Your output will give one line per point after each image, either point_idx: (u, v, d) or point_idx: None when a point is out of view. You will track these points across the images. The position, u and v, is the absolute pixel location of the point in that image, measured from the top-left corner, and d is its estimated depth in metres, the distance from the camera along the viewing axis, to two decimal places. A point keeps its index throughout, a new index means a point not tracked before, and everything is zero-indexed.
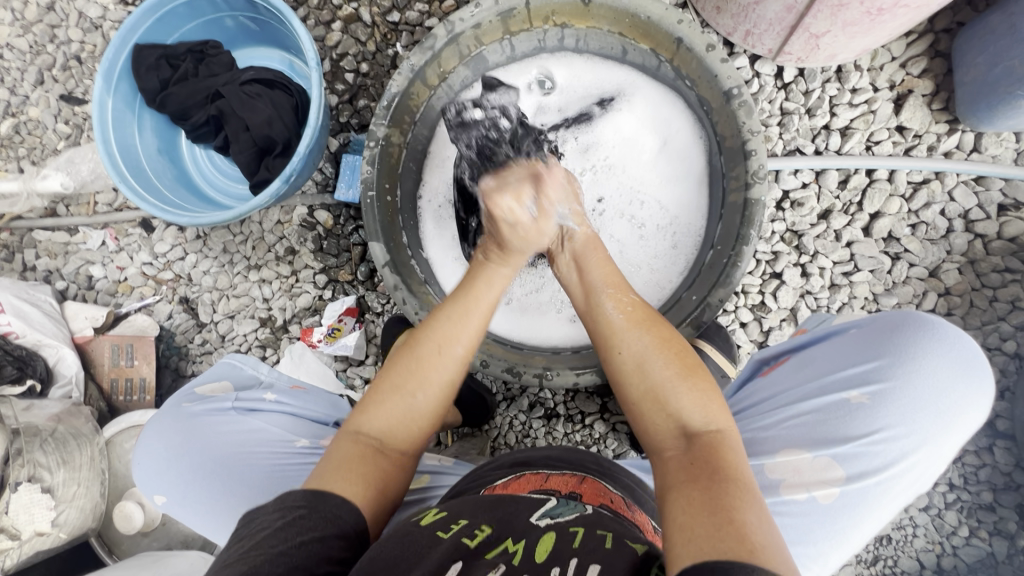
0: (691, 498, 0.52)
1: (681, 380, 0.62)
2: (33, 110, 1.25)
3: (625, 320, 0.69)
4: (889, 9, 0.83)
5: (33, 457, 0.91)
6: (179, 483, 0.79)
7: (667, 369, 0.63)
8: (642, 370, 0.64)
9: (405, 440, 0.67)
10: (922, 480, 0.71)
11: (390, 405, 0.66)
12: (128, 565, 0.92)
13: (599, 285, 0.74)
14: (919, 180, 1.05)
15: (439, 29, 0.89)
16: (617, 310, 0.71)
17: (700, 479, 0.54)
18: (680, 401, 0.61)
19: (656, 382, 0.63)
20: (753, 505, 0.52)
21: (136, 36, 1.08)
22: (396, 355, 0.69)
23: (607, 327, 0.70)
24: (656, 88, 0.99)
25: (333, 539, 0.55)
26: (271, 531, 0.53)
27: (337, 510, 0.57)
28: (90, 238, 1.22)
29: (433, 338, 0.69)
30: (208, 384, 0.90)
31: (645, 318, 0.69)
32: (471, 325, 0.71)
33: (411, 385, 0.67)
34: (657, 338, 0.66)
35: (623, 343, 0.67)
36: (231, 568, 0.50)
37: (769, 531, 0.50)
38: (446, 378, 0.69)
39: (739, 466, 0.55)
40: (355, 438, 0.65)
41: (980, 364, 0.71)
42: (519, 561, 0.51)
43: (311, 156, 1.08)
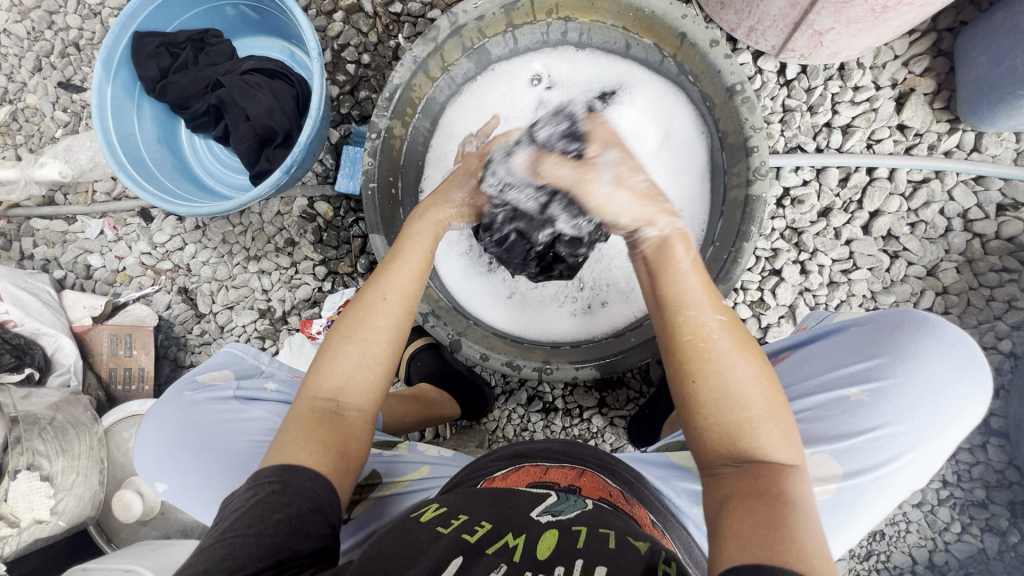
0: (752, 512, 0.51)
1: (769, 411, 0.57)
2: (31, 98, 1.24)
3: (723, 339, 0.60)
4: (894, 7, 0.83)
5: (32, 445, 0.91)
6: (180, 471, 0.79)
7: (759, 395, 0.57)
8: (731, 394, 0.57)
9: (363, 399, 0.66)
10: (919, 477, 0.72)
11: (341, 357, 0.66)
12: (127, 554, 0.92)
13: (692, 289, 0.64)
14: (919, 178, 1.05)
15: (442, 21, 0.88)
16: (709, 322, 0.61)
17: (762, 497, 0.52)
18: (766, 436, 0.56)
19: (741, 411, 0.56)
20: (812, 529, 0.51)
21: (135, 24, 1.07)
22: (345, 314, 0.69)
23: (693, 338, 0.61)
24: (658, 83, 0.98)
25: (309, 514, 0.56)
26: (245, 511, 0.54)
27: (310, 484, 0.57)
28: (88, 227, 1.22)
29: (379, 284, 0.70)
30: (209, 372, 0.89)
31: (740, 334, 0.61)
32: (406, 272, 0.71)
33: (359, 334, 0.66)
34: (756, 363, 0.59)
35: (715, 359, 0.59)
36: (213, 555, 0.51)
37: (825, 552, 0.49)
38: (394, 325, 0.68)
39: (809, 504, 0.53)
40: (312, 400, 0.64)
41: (979, 364, 0.71)
42: (520, 558, 0.52)
43: (312, 147, 1.07)
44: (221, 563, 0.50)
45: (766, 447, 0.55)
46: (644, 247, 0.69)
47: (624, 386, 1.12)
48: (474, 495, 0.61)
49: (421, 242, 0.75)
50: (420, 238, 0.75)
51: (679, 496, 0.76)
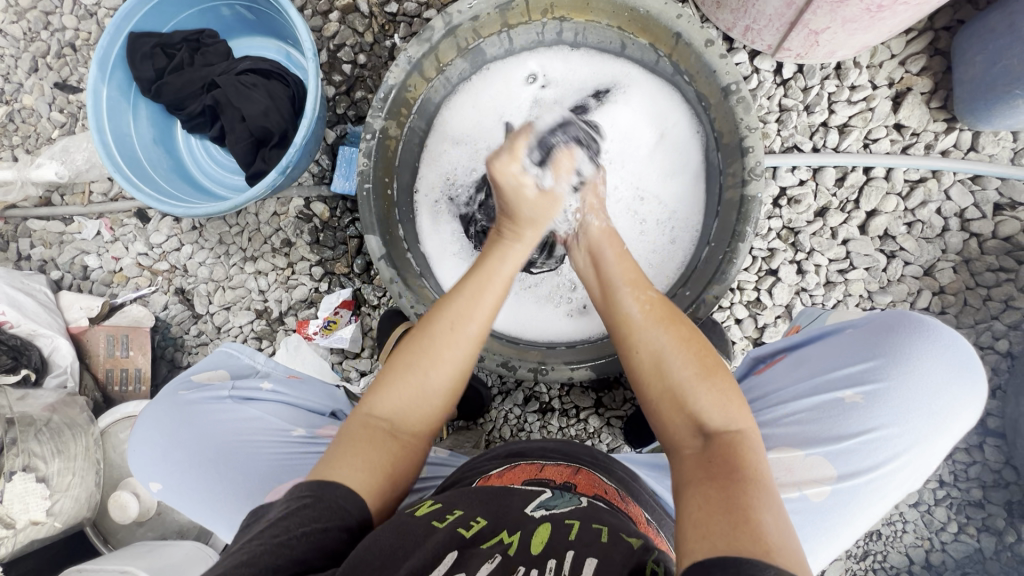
0: (708, 496, 0.52)
1: (701, 377, 0.62)
2: (27, 99, 1.24)
3: (647, 317, 0.69)
4: (890, 6, 0.82)
5: (28, 446, 0.91)
6: (175, 471, 0.79)
7: (688, 368, 0.62)
8: (662, 368, 0.64)
9: (416, 425, 0.66)
10: (914, 480, 0.72)
11: (400, 385, 0.66)
12: (123, 555, 0.92)
13: (619, 281, 0.74)
14: (916, 178, 1.05)
15: (437, 21, 0.88)
16: (636, 308, 0.70)
17: (716, 475, 0.54)
18: (700, 402, 0.60)
19: (676, 382, 0.62)
20: (770, 504, 0.51)
21: (131, 25, 1.07)
22: (406, 344, 0.69)
23: (624, 324, 0.70)
24: (653, 81, 0.98)
25: (336, 530, 0.55)
26: (273, 523, 0.53)
27: (341, 500, 0.57)
28: (85, 228, 1.22)
29: (444, 316, 0.68)
30: (203, 372, 0.90)
31: (665, 314, 0.69)
32: (486, 304, 0.70)
33: (422, 364, 0.66)
34: (684, 335, 0.66)
35: (641, 340, 0.67)
36: (230, 560, 0.49)
37: (787, 535, 0.49)
38: (462, 359, 0.68)
39: (760, 469, 0.54)
40: (363, 418, 0.65)
41: (974, 367, 0.71)
42: (516, 552, 0.51)
43: (308, 147, 1.07)
44: (238, 570, 0.48)
45: (715, 419, 0.59)
46: (588, 238, 0.80)
47: (621, 386, 1.12)
48: (470, 492, 0.61)
49: (504, 270, 0.73)
50: (502, 266, 0.74)
51: (672, 496, 0.76)
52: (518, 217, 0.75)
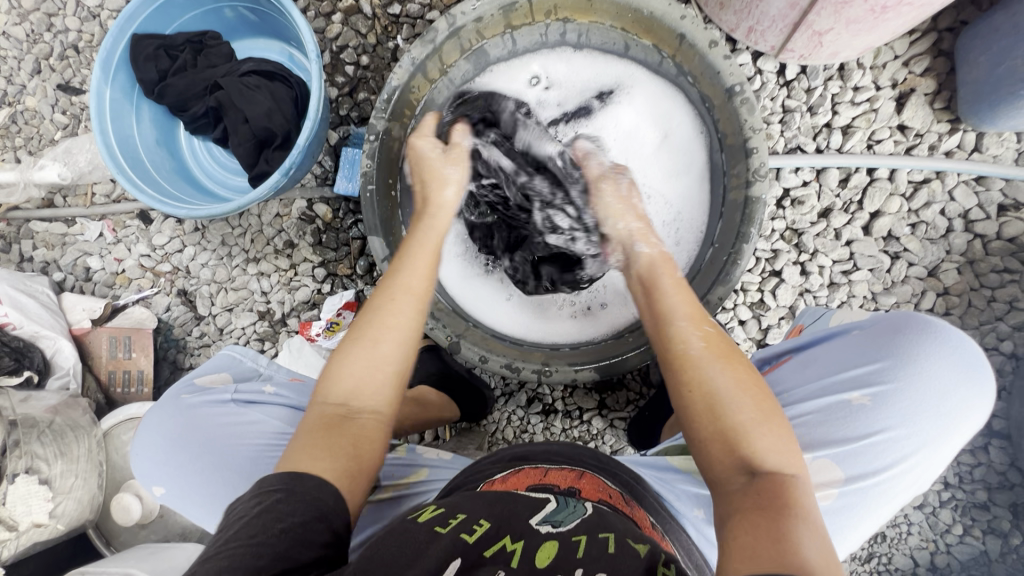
0: (756, 526, 0.50)
1: (759, 417, 0.57)
2: (31, 100, 1.25)
3: (704, 352, 0.63)
4: (894, 7, 0.82)
5: (31, 448, 0.91)
6: (179, 475, 0.79)
7: (749, 411, 0.58)
8: (716, 406, 0.58)
9: (376, 402, 0.65)
10: (922, 482, 0.72)
11: (352, 362, 0.65)
12: (126, 557, 0.92)
13: (676, 312, 0.68)
14: (919, 179, 1.05)
15: (440, 22, 0.88)
16: (694, 342, 0.64)
17: (767, 510, 0.51)
18: (758, 444, 0.56)
19: (730, 422, 0.57)
20: (815, 535, 0.50)
21: (134, 27, 1.07)
22: (354, 322, 0.69)
23: (679, 358, 0.63)
24: (656, 83, 0.98)
25: (314, 522, 0.55)
26: (248, 521, 0.53)
27: (316, 490, 0.56)
28: (88, 230, 1.22)
29: (387, 288, 0.70)
30: (208, 374, 0.89)
31: (726, 353, 0.63)
32: (421, 272, 0.73)
33: (370, 335, 0.67)
34: (744, 373, 0.61)
35: (701, 377, 0.60)
36: (212, 566, 0.50)
37: (832, 561, 0.48)
38: (410, 327, 0.69)
39: (810, 510, 0.52)
40: (323, 408, 0.64)
41: (983, 369, 0.71)
42: (518, 564, 0.52)
43: (311, 149, 1.07)
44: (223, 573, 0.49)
45: (768, 457, 0.55)
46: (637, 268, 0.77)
47: (624, 387, 1.12)
48: (473, 497, 0.61)
49: (429, 238, 0.77)
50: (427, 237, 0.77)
51: (679, 499, 0.76)
52: (424, 175, 0.83)
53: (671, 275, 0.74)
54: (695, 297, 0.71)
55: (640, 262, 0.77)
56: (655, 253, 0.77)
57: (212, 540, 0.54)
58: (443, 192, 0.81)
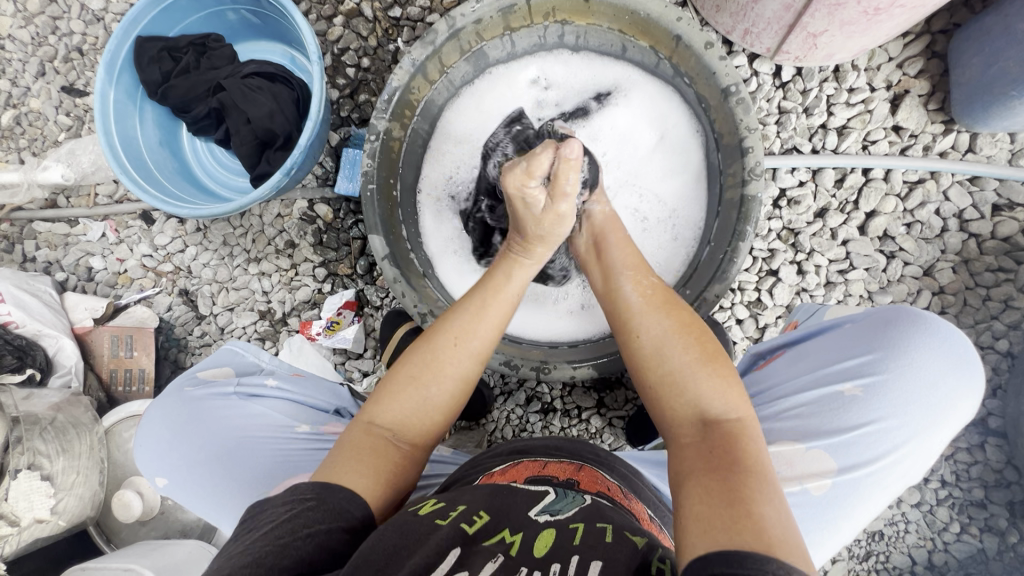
0: (708, 488, 0.52)
1: (700, 359, 0.64)
2: (35, 102, 1.26)
3: (643, 302, 0.73)
4: (887, 9, 0.83)
5: (33, 445, 0.91)
6: (181, 466, 0.80)
7: (687, 354, 0.64)
8: (662, 351, 0.66)
9: (420, 436, 0.67)
10: (914, 472, 0.72)
11: (400, 397, 0.67)
12: (126, 554, 0.93)
13: (620, 270, 0.78)
14: (915, 179, 1.06)
15: (440, 25, 0.89)
16: (636, 296, 0.74)
17: (716, 468, 0.54)
18: (699, 388, 0.61)
19: (675, 367, 0.64)
20: (770, 497, 0.51)
21: (138, 29, 1.09)
22: (410, 350, 0.70)
23: (626, 311, 0.73)
24: (652, 84, 0.99)
25: (336, 530, 0.55)
26: (279, 522, 0.53)
27: (344, 502, 0.57)
28: (90, 230, 1.23)
29: (449, 331, 0.70)
30: (211, 369, 0.90)
31: (663, 300, 0.72)
32: (489, 320, 0.73)
33: (426, 376, 0.68)
34: (681, 317, 0.69)
35: (639, 325, 0.70)
36: (236, 562, 0.49)
37: (788, 526, 0.49)
38: (462, 372, 0.70)
39: (763, 463, 0.54)
40: (366, 425, 0.66)
41: (972, 360, 0.72)
42: (518, 552, 0.52)
43: (312, 149, 1.08)
44: (244, 571, 0.48)
45: (716, 408, 0.60)
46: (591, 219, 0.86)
47: (623, 386, 1.12)
48: (471, 490, 0.62)
49: (511, 287, 0.77)
50: (510, 286, 0.78)
51: (675, 493, 0.76)
52: (536, 237, 0.80)
53: (619, 233, 0.84)
54: (638, 252, 0.82)
55: (596, 216, 0.86)
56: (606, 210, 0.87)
57: (229, 543, 0.53)
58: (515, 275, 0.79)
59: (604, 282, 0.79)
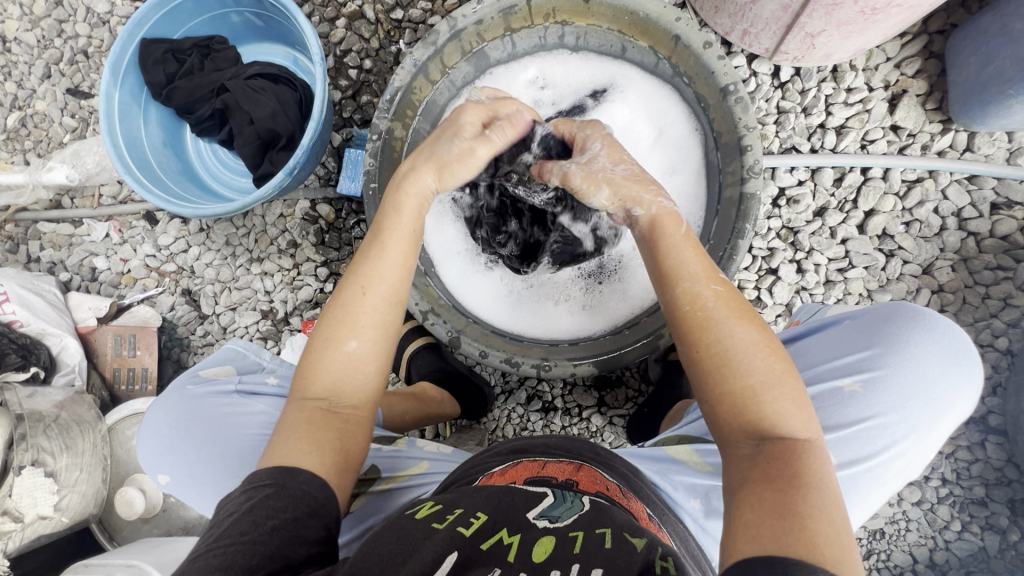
0: (765, 500, 0.53)
1: (772, 377, 0.58)
2: (40, 104, 1.27)
3: (716, 308, 0.63)
4: (883, 9, 0.84)
5: (37, 442, 0.92)
6: (183, 463, 0.80)
7: (764, 367, 0.59)
8: (730, 364, 0.59)
9: (356, 397, 0.67)
10: (912, 467, 0.73)
11: (327, 360, 0.66)
12: (128, 551, 0.93)
13: (687, 269, 0.67)
14: (913, 178, 1.07)
15: (442, 25, 0.90)
16: (708, 298, 0.64)
17: (775, 481, 0.53)
18: (774, 403, 0.57)
19: (742, 382, 0.58)
20: (826, 506, 0.52)
21: (143, 31, 1.10)
22: (325, 316, 0.68)
23: (696, 315, 0.63)
24: (650, 82, 1.00)
25: (304, 517, 0.57)
26: (238, 518, 0.55)
27: (305, 486, 0.58)
28: (94, 230, 1.24)
29: (354, 282, 0.69)
30: (212, 367, 0.90)
31: (739, 308, 0.63)
32: (389, 262, 0.70)
33: (343, 332, 0.66)
34: (757, 331, 0.61)
35: (719, 334, 0.61)
36: (204, 565, 0.52)
37: (842, 533, 0.51)
38: (382, 322, 0.68)
39: (822, 476, 0.54)
40: (303, 403, 0.65)
41: (970, 356, 0.73)
42: (514, 559, 0.53)
43: (314, 150, 1.09)
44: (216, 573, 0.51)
45: (780, 420, 0.57)
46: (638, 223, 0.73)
47: (624, 385, 1.12)
48: (471, 491, 0.62)
49: (404, 222, 0.73)
50: (403, 219, 0.73)
51: (675, 489, 0.77)
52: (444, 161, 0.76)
53: (681, 228, 0.71)
54: (704, 249, 0.70)
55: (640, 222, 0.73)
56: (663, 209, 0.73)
57: (201, 536, 0.56)
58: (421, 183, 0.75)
59: (656, 262, 0.70)
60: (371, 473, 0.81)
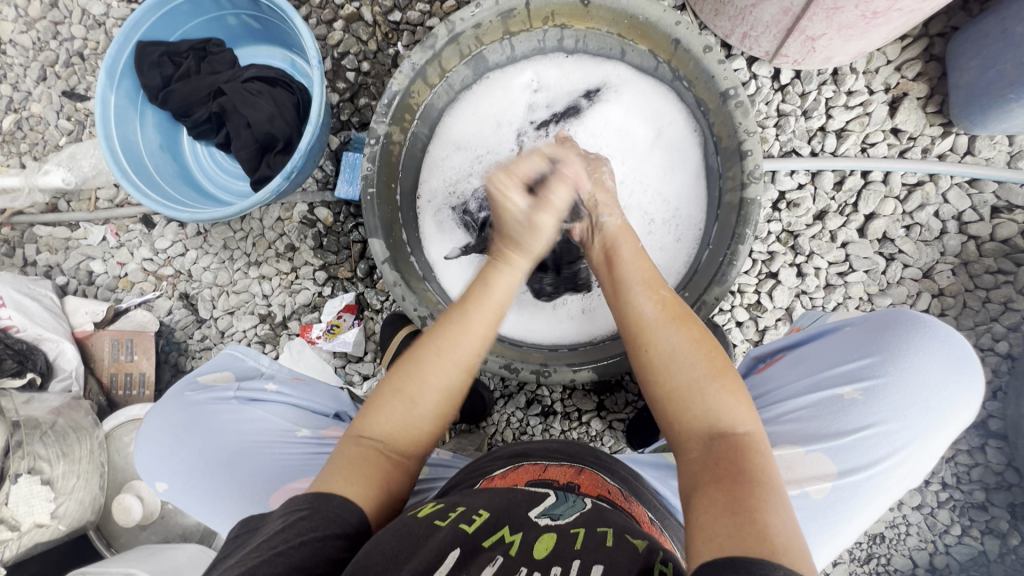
0: (714, 498, 0.52)
1: (712, 374, 0.61)
2: (35, 107, 1.26)
3: (657, 315, 0.67)
4: (884, 12, 0.84)
5: (33, 449, 0.91)
6: (183, 470, 0.79)
7: (695, 368, 0.61)
8: (673, 365, 0.63)
9: (410, 446, 0.65)
10: (914, 475, 0.72)
11: (392, 410, 0.65)
12: (126, 558, 0.92)
13: (632, 281, 0.73)
14: (913, 181, 1.06)
15: (440, 29, 0.89)
16: (648, 308, 0.69)
17: (724, 478, 0.53)
18: (709, 402, 0.59)
19: (682, 381, 0.61)
20: (778, 507, 0.50)
21: (139, 33, 1.09)
22: (399, 363, 0.67)
23: (637, 324, 0.68)
24: (648, 84, 1.00)
25: (332, 537, 0.54)
26: (273, 534, 0.53)
27: (338, 510, 0.57)
28: (91, 234, 1.23)
29: (434, 339, 0.67)
30: (210, 373, 0.90)
31: (678, 314, 0.67)
32: (472, 334, 0.68)
33: (410, 387, 0.65)
34: (695, 333, 0.65)
35: (653, 339, 0.65)
36: (235, 572, 0.49)
37: (795, 534, 0.48)
38: (446, 384, 0.66)
39: (767, 472, 0.54)
40: (356, 442, 0.64)
41: (972, 363, 0.72)
42: (517, 552, 0.53)
43: (313, 153, 1.08)
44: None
45: (724, 420, 0.58)
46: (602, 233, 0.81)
47: (624, 389, 1.12)
48: (472, 492, 0.62)
49: (494, 297, 0.71)
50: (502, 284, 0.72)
51: (676, 495, 0.76)
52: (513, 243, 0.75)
53: (631, 243, 0.79)
54: (654, 266, 0.76)
55: (607, 227, 0.81)
56: (619, 219, 0.81)
57: (229, 554, 0.54)
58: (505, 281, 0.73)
59: (613, 286, 0.75)
60: None
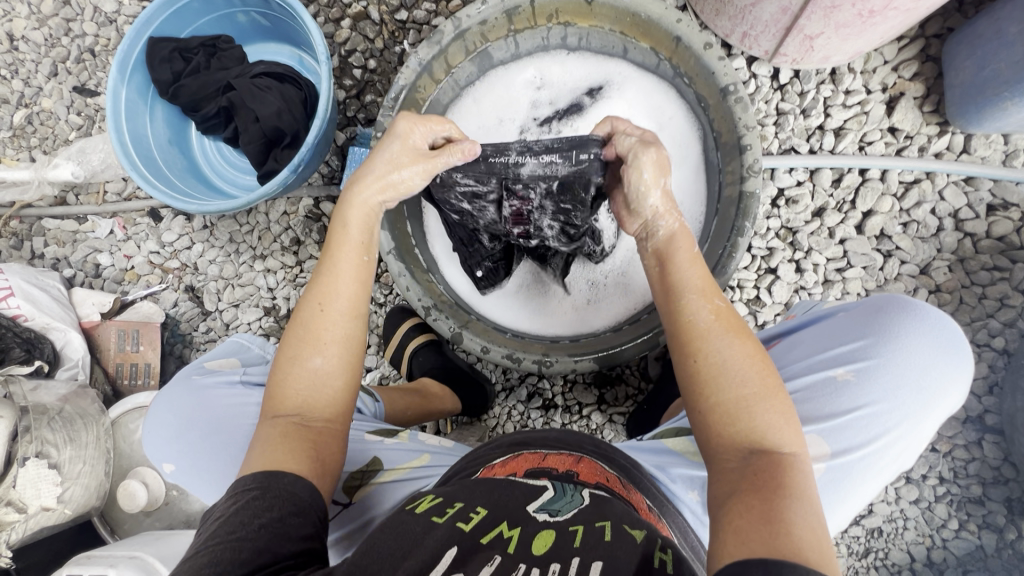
0: (750, 506, 0.52)
1: (761, 392, 0.59)
2: (46, 102, 1.28)
3: (712, 324, 0.63)
4: (880, 11, 0.85)
5: (41, 434, 0.92)
6: (188, 452, 0.81)
7: (748, 384, 0.59)
8: (722, 378, 0.60)
9: (328, 410, 0.67)
10: (905, 456, 0.74)
11: (294, 378, 0.67)
12: (130, 543, 0.93)
13: (687, 280, 0.67)
14: (910, 179, 1.08)
15: (446, 25, 0.91)
16: (702, 314, 0.64)
17: (761, 492, 0.53)
18: (760, 419, 0.58)
19: (730, 397, 0.59)
20: (808, 518, 0.52)
21: (150, 30, 1.11)
22: (287, 335, 0.69)
23: (688, 330, 0.64)
24: (649, 81, 1.02)
25: (291, 516, 0.57)
26: (226, 519, 0.55)
27: (290, 487, 0.58)
28: (99, 227, 1.25)
29: (312, 298, 0.69)
30: (217, 359, 0.92)
31: (733, 322, 0.64)
32: (349, 279, 0.71)
33: (307, 350, 0.67)
34: (751, 346, 0.62)
35: (708, 349, 0.62)
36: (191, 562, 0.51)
37: (825, 546, 0.50)
38: (343, 333, 0.69)
39: (805, 488, 0.54)
40: (277, 421, 0.65)
41: (963, 347, 0.73)
42: (515, 549, 0.54)
43: (319, 147, 1.10)
44: (203, 570, 0.50)
45: (768, 435, 0.57)
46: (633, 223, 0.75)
47: (623, 382, 1.13)
48: (470, 485, 0.62)
49: (354, 233, 0.74)
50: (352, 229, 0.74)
51: (674, 482, 0.77)
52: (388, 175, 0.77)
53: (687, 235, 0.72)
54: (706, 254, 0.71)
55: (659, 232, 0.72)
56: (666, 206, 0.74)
57: (194, 537, 0.56)
58: (364, 196, 0.75)
59: (662, 284, 0.70)
60: (372, 465, 0.81)
